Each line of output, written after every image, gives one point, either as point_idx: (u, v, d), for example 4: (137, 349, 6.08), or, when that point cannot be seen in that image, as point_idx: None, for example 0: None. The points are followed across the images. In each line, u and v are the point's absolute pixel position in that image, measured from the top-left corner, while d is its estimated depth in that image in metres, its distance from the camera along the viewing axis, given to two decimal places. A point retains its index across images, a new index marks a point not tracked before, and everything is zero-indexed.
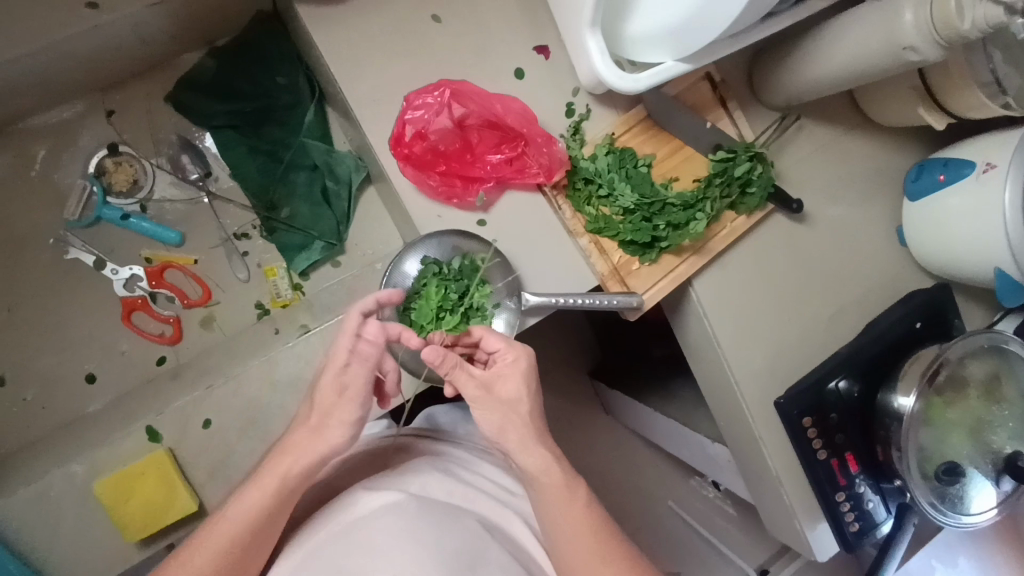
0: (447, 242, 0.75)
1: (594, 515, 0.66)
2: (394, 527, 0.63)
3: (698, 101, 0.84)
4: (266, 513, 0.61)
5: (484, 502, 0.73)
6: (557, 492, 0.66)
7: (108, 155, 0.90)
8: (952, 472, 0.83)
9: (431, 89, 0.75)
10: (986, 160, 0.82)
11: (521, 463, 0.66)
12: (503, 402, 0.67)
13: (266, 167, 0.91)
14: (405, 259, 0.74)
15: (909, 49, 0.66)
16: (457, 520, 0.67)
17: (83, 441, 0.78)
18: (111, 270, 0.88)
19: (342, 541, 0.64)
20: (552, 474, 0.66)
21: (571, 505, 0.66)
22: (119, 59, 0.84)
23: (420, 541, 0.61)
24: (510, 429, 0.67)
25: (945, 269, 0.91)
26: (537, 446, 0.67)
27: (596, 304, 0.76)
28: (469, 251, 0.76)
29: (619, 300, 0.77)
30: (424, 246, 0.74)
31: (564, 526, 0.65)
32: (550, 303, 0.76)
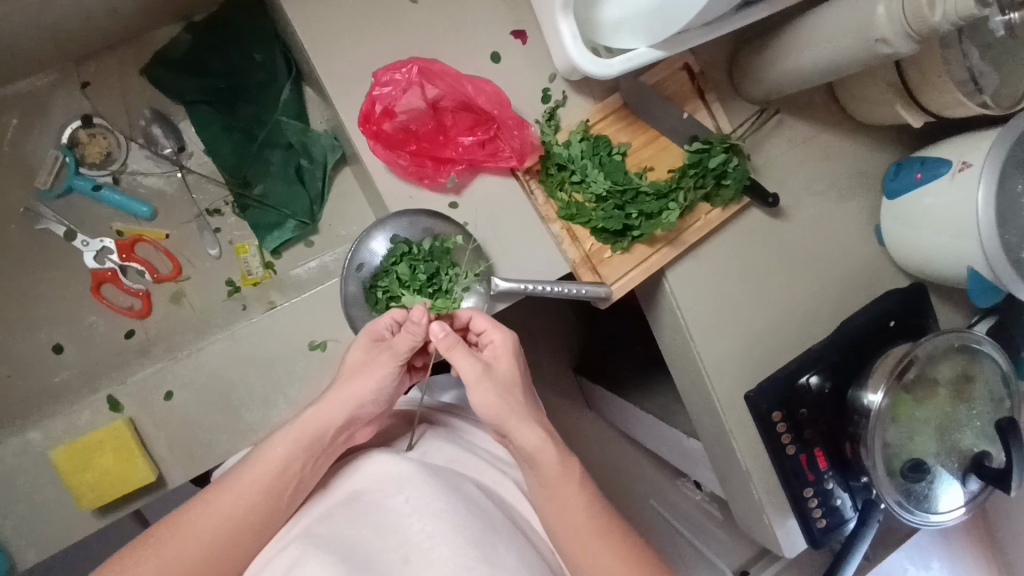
0: (418, 223, 0.75)
1: (588, 496, 0.66)
2: (404, 501, 0.60)
3: (676, 92, 0.84)
4: (260, 506, 0.62)
5: (488, 474, 0.70)
6: (551, 471, 0.66)
7: (81, 127, 0.90)
8: (918, 468, 0.83)
9: (399, 66, 0.74)
10: (962, 159, 0.82)
11: (520, 442, 0.67)
12: (502, 383, 0.69)
13: (241, 144, 0.92)
14: (373, 237, 0.74)
15: (882, 41, 0.66)
16: (468, 490, 0.64)
17: (46, 411, 0.78)
18: (81, 241, 0.89)
19: (348, 510, 0.61)
20: (547, 456, 0.66)
21: (569, 489, 0.66)
22: (94, 31, 0.84)
23: (433, 510, 0.58)
24: (508, 412, 0.68)
25: (919, 268, 0.91)
26: (538, 426, 0.68)
27: (565, 291, 0.76)
28: (439, 231, 0.75)
29: (588, 289, 0.78)
30: (393, 225, 0.74)
31: (562, 509, 0.65)
32: (520, 289, 0.75)
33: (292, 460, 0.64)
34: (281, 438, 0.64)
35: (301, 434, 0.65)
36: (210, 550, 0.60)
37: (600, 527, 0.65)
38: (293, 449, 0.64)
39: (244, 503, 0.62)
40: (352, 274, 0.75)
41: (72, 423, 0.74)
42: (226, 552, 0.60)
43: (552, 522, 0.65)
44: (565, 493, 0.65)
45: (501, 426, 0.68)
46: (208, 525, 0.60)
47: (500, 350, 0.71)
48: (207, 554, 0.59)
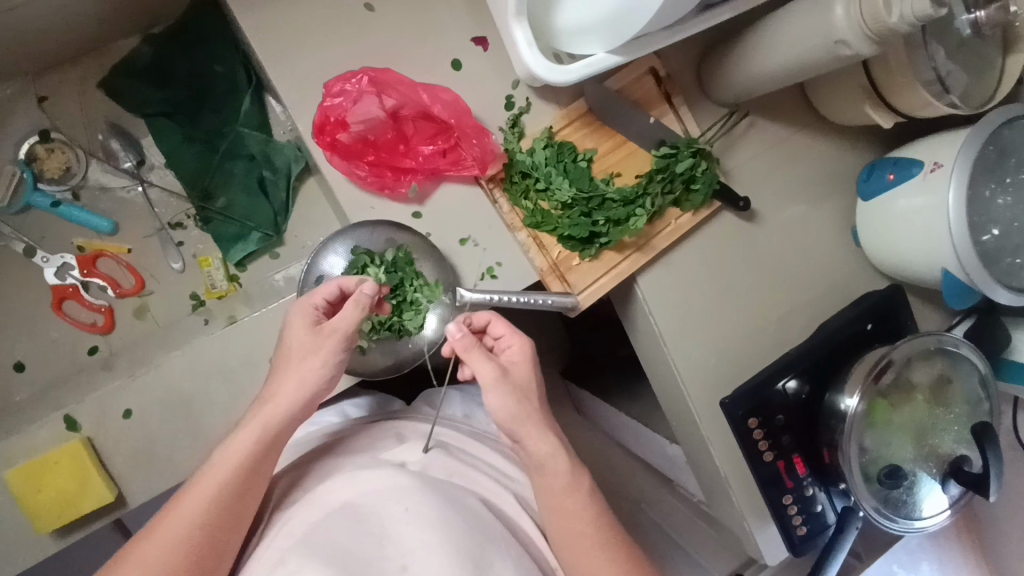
0: (380, 232, 0.74)
1: (588, 502, 0.68)
2: (403, 512, 0.60)
3: (641, 97, 0.83)
4: (225, 504, 0.61)
5: (484, 484, 0.71)
6: (554, 477, 0.67)
7: (39, 142, 0.90)
8: (894, 474, 0.82)
9: (350, 76, 0.73)
10: (933, 160, 0.80)
11: (532, 448, 0.68)
12: (518, 388, 0.69)
13: (202, 155, 0.91)
14: (333, 249, 0.74)
15: (842, 43, 0.65)
16: (463, 501, 0.65)
17: (5, 429, 0.77)
18: (40, 258, 0.87)
19: (340, 516, 0.61)
20: (555, 459, 0.68)
21: (568, 498, 0.67)
22: (51, 42, 0.83)
23: (434, 523, 0.59)
24: (523, 419, 0.68)
25: (895, 270, 0.90)
26: (548, 431, 0.69)
27: (533, 303, 0.74)
28: (402, 242, 0.74)
29: (555, 300, 0.76)
30: (353, 235, 0.74)
31: (566, 514, 0.67)
32: (486, 301, 0.71)
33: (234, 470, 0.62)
34: (221, 457, 0.63)
35: (260, 425, 0.64)
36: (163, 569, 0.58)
37: (600, 535, 0.66)
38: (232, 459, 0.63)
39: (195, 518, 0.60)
40: (313, 287, 0.74)
41: (28, 441, 0.73)
42: (194, 555, 0.59)
43: (552, 526, 0.67)
44: (566, 502, 0.67)
45: (508, 429, 0.68)
46: (176, 526, 0.60)
47: (513, 353, 0.70)
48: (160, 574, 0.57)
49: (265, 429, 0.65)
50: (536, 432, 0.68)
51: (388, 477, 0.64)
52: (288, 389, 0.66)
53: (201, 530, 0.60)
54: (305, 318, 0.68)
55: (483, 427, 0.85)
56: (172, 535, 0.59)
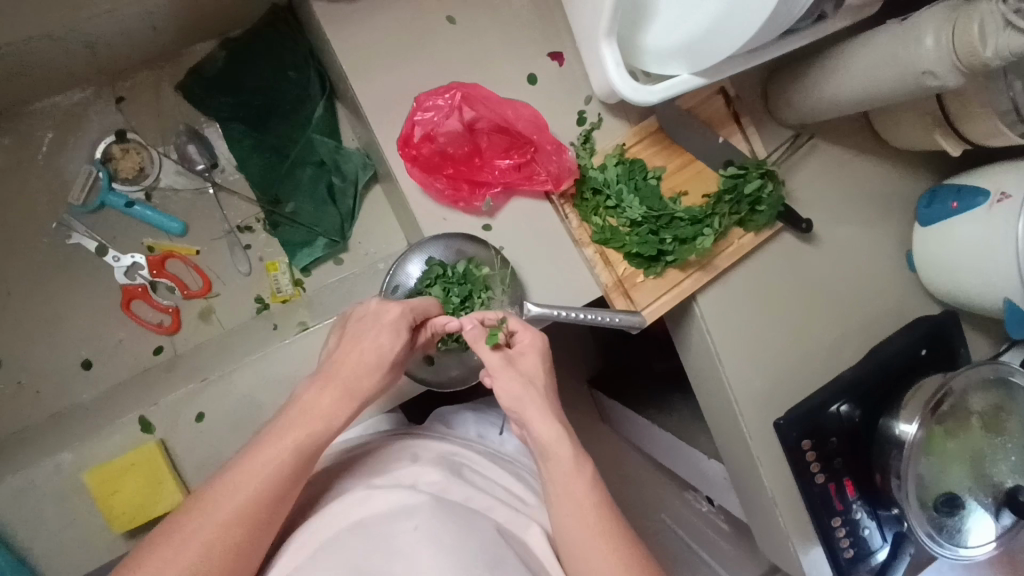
0: (455, 245, 0.75)
1: (597, 498, 0.63)
2: (413, 530, 0.59)
3: (711, 116, 0.83)
4: (278, 486, 0.58)
5: (498, 508, 0.68)
6: (564, 467, 0.63)
7: (115, 142, 0.93)
8: (951, 503, 0.83)
9: (442, 91, 0.74)
10: (1000, 189, 0.81)
11: (536, 433, 0.64)
12: (525, 373, 0.67)
13: (273, 159, 0.94)
14: (410, 259, 0.75)
15: (929, 73, 0.65)
16: (476, 520, 0.63)
17: (75, 428, 0.79)
18: (112, 257, 0.91)
19: (352, 535, 0.60)
20: (562, 448, 0.64)
21: (583, 511, 0.62)
22: (129, 43, 0.85)
23: (440, 540, 0.58)
24: (527, 401, 0.65)
25: (953, 298, 0.90)
26: (553, 416, 0.65)
27: (601, 320, 0.73)
28: (474, 255, 0.75)
29: (622, 318, 0.76)
30: (429, 247, 0.74)
31: (579, 514, 0.62)
32: (551, 315, 0.73)
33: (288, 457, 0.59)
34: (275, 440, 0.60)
35: (328, 399, 0.63)
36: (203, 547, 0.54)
37: (615, 538, 0.61)
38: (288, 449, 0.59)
39: (240, 500, 0.57)
40: (388, 297, 0.75)
41: (100, 442, 0.75)
42: (230, 539, 0.55)
43: (559, 523, 0.63)
44: (579, 520, 0.62)
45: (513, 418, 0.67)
46: (225, 501, 0.57)
47: (526, 339, 0.69)
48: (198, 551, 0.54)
49: (332, 404, 0.63)
50: (540, 418, 0.65)
51: (398, 499, 0.64)
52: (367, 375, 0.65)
53: (252, 513, 0.57)
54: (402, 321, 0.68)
55: (505, 453, 0.83)
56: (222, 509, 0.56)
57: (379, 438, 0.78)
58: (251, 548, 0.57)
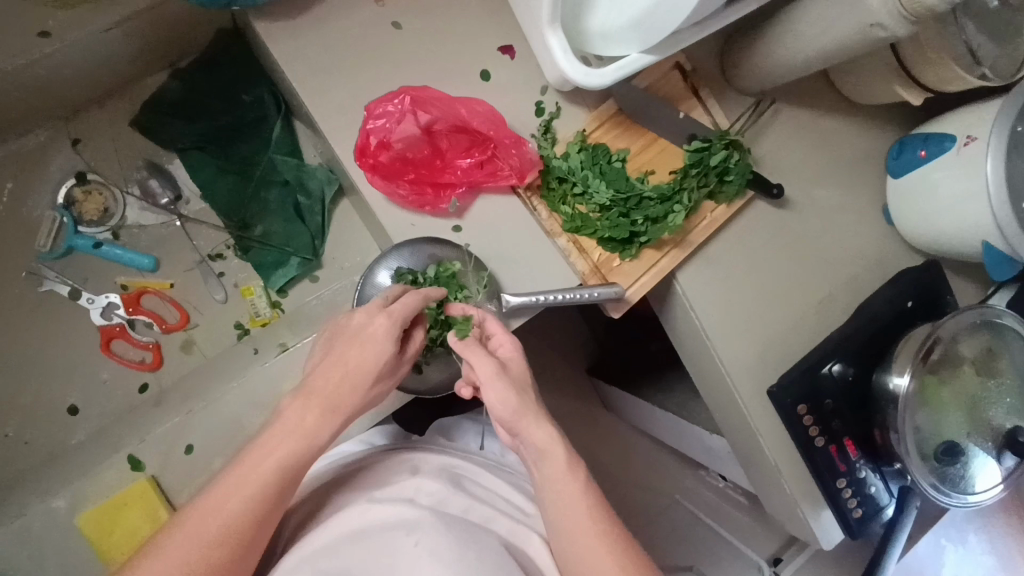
0: (422, 251, 0.74)
1: (594, 501, 0.63)
2: (414, 546, 0.59)
3: (669, 91, 0.83)
4: (260, 508, 0.58)
5: (498, 521, 0.68)
6: (559, 470, 0.64)
7: (76, 185, 0.92)
8: (952, 450, 0.83)
9: (392, 97, 0.74)
10: (967, 133, 0.80)
11: (531, 438, 0.65)
12: (517, 382, 0.67)
13: (237, 185, 0.93)
14: (377, 270, 0.74)
15: (878, 25, 0.65)
16: (476, 531, 0.63)
17: (68, 472, 0.79)
18: (87, 300, 0.90)
19: (353, 549, 0.60)
20: (556, 453, 0.65)
21: (579, 509, 0.62)
22: (80, 82, 0.85)
23: (441, 554, 0.57)
24: (520, 409, 0.66)
25: (933, 247, 0.89)
26: (547, 423, 0.66)
27: (578, 298, 0.74)
28: (444, 257, 0.74)
29: (601, 292, 0.76)
30: (396, 256, 0.74)
31: (575, 514, 0.62)
32: (533, 302, 0.73)
33: (279, 478, 0.59)
34: (267, 461, 0.60)
35: (315, 416, 0.62)
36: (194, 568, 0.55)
37: (612, 536, 0.61)
38: (281, 468, 0.60)
39: (229, 526, 0.57)
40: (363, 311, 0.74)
41: (93, 483, 0.75)
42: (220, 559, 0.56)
43: (557, 526, 0.62)
44: (576, 522, 0.62)
45: (505, 425, 0.67)
46: (206, 522, 0.57)
47: (512, 349, 0.70)
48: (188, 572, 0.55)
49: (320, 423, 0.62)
50: (533, 426, 0.66)
51: (399, 512, 0.63)
52: (353, 392, 0.64)
53: (233, 533, 0.57)
54: (390, 330, 0.65)
55: (503, 464, 0.83)
56: (202, 531, 0.56)
57: (376, 453, 0.78)
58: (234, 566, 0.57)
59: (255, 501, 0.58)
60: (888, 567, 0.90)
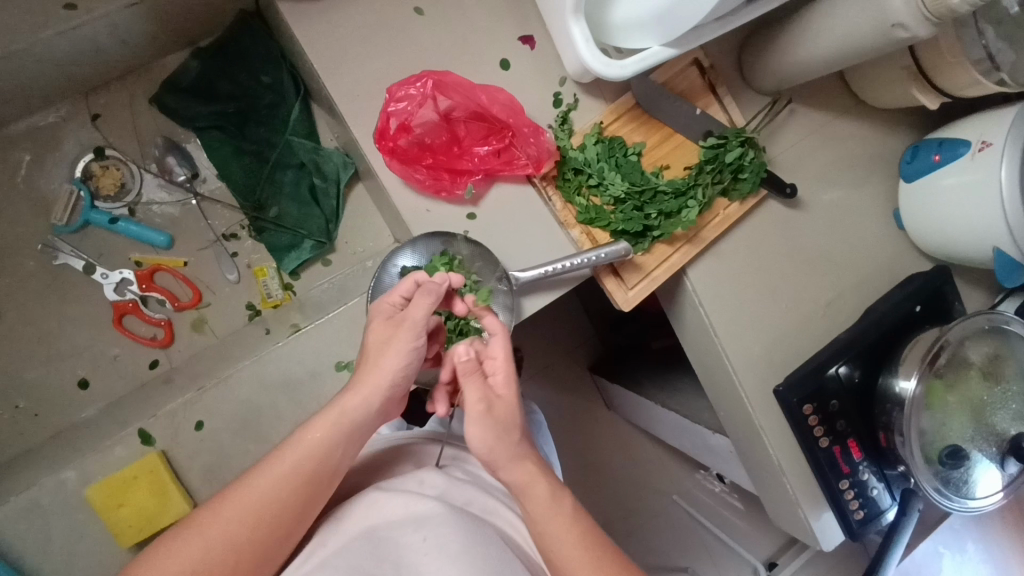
0: (427, 245, 0.75)
1: (582, 528, 0.61)
2: (421, 541, 0.59)
3: (686, 88, 0.83)
4: (283, 502, 0.59)
5: (500, 514, 0.67)
6: (545, 504, 0.61)
7: (94, 159, 0.93)
8: (955, 454, 0.81)
9: (413, 81, 0.74)
10: (981, 138, 0.81)
11: (507, 478, 0.62)
12: (501, 425, 0.63)
13: (253, 166, 0.94)
14: (385, 274, 0.76)
15: (899, 26, 0.65)
16: (483, 525, 0.62)
17: (75, 446, 0.80)
18: (101, 275, 0.91)
19: (362, 544, 0.60)
20: (538, 487, 0.62)
21: (567, 540, 0.60)
22: (101, 58, 0.85)
23: (451, 550, 0.57)
24: (501, 450, 0.62)
25: (943, 252, 0.90)
26: (523, 459, 0.63)
27: (585, 262, 0.75)
28: (448, 249, 0.75)
29: (607, 252, 0.75)
30: (402, 255, 0.76)
31: (559, 544, 0.60)
32: (542, 274, 0.75)
33: (311, 472, 0.60)
34: (300, 447, 0.61)
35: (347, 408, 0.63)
36: (216, 549, 0.56)
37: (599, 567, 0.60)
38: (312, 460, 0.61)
39: (256, 509, 0.58)
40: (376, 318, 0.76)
41: (103, 456, 0.75)
42: (240, 541, 0.57)
43: (548, 556, 0.61)
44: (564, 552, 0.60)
45: (487, 464, 0.63)
46: (228, 513, 0.57)
47: (508, 379, 0.66)
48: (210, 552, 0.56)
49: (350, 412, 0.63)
50: (512, 464, 0.62)
51: (406, 504, 0.63)
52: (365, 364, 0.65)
53: (257, 521, 0.58)
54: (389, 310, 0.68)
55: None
56: (223, 519, 0.57)
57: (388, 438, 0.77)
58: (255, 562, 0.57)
59: (284, 491, 0.59)
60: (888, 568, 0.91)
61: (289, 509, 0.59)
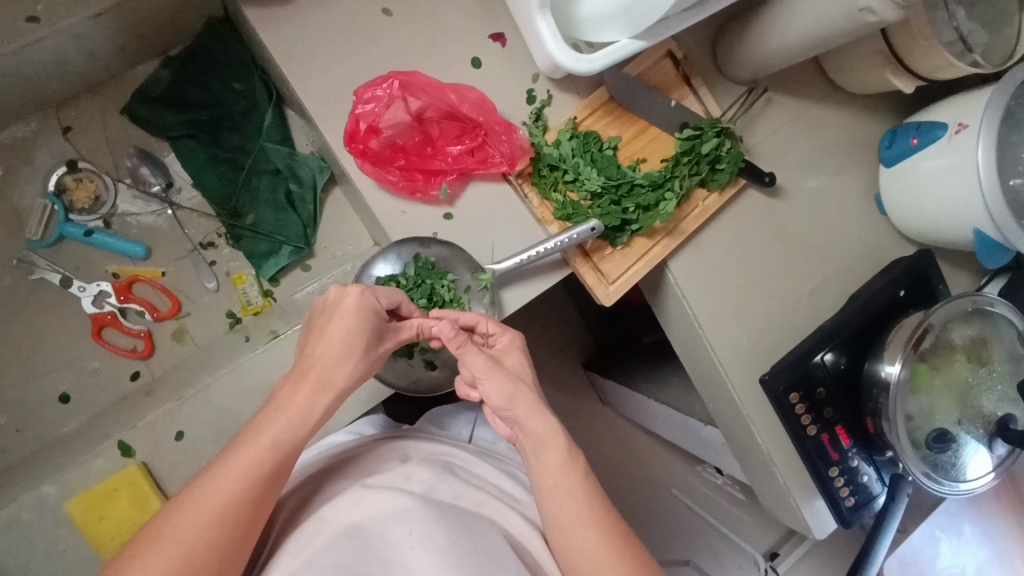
0: (399, 254, 0.75)
1: (591, 493, 0.63)
2: (407, 535, 0.57)
3: (660, 81, 0.82)
4: (251, 495, 0.57)
5: (489, 504, 0.67)
6: (557, 464, 0.63)
7: (67, 172, 0.92)
8: (943, 438, 0.83)
9: (379, 82, 0.74)
10: (958, 120, 0.80)
11: (529, 426, 0.64)
12: (513, 372, 0.67)
13: (228, 174, 0.95)
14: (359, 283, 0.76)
15: (867, 9, 0.65)
16: (469, 521, 0.61)
17: (55, 462, 0.79)
18: (78, 288, 0.91)
19: (345, 542, 0.58)
20: (556, 443, 0.64)
21: (572, 502, 0.62)
22: (69, 70, 0.85)
23: (436, 545, 0.56)
24: (519, 398, 0.65)
25: (927, 236, 0.89)
26: (547, 412, 0.65)
27: (558, 245, 0.74)
28: (419, 253, 0.75)
29: (577, 233, 0.74)
30: (374, 266, 0.75)
31: (564, 499, 0.62)
32: (517, 265, 0.74)
33: (280, 460, 0.59)
34: (262, 435, 0.59)
35: (304, 395, 0.62)
36: (192, 546, 0.54)
37: (604, 530, 0.61)
38: (281, 446, 0.60)
39: (225, 501, 0.56)
40: None
41: (83, 469, 0.75)
42: (214, 537, 0.55)
43: (555, 521, 0.61)
44: (573, 510, 0.61)
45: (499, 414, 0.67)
46: (205, 506, 0.56)
47: (506, 351, 0.69)
48: (188, 551, 0.54)
49: (308, 400, 0.62)
50: (532, 408, 0.65)
51: (390, 499, 0.62)
52: (341, 364, 0.64)
53: (229, 514, 0.56)
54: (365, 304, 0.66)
55: (493, 451, 0.81)
56: (200, 514, 0.55)
57: (370, 441, 0.77)
58: (232, 555, 0.57)
59: (257, 480, 0.58)
60: (878, 559, 0.91)
61: (261, 501, 0.58)
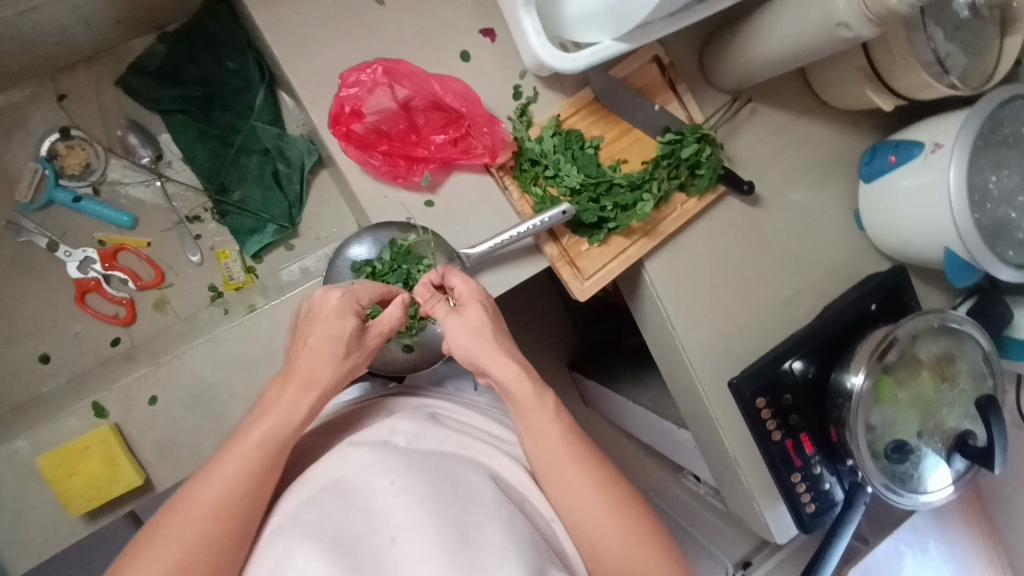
0: (376, 238, 0.76)
1: (565, 426, 0.63)
2: (389, 484, 0.54)
3: (644, 85, 0.84)
4: (250, 490, 0.56)
5: (478, 446, 0.63)
6: (528, 402, 0.63)
7: (60, 139, 0.95)
8: (900, 449, 0.85)
9: (364, 68, 0.76)
10: (934, 140, 0.82)
11: (497, 375, 0.65)
12: (477, 320, 0.67)
13: (217, 150, 0.96)
14: (336, 265, 0.77)
15: (842, 25, 0.66)
16: (458, 468, 0.58)
17: (31, 419, 0.81)
18: (64, 252, 0.93)
19: (326, 499, 0.54)
20: (521, 385, 0.64)
21: (552, 442, 0.61)
22: (68, 39, 0.87)
23: (420, 493, 0.53)
24: (483, 348, 0.66)
25: (900, 253, 0.91)
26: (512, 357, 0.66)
27: (530, 229, 0.76)
28: (394, 238, 0.76)
29: (548, 218, 0.76)
30: (350, 249, 0.77)
31: (543, 439, 0.62)
32: (490, 249, 0.76)
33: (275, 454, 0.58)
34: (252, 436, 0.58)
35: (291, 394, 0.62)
36: (195, 546, 0.53)
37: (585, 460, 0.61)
38: (273, 441, 0.58)
39: (222, 500, 0.55)
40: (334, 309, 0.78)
41: (57, 427, 0.78)
42: (218, 537, 0.53)
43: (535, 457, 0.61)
44: (554, 446, 0.61)
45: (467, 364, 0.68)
46: (201, 505, 0.55)
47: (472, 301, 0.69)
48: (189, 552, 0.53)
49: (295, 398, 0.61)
50: (493, 354, 0.66)
51: (365, 449, 0.59)
52: (327, 363, 0.63)
53: (230, 509, 0.55)
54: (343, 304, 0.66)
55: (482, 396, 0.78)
56: (200, 512, 0.54)
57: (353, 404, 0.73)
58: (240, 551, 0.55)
59: (254, 473, 0.56)
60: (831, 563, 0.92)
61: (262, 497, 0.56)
